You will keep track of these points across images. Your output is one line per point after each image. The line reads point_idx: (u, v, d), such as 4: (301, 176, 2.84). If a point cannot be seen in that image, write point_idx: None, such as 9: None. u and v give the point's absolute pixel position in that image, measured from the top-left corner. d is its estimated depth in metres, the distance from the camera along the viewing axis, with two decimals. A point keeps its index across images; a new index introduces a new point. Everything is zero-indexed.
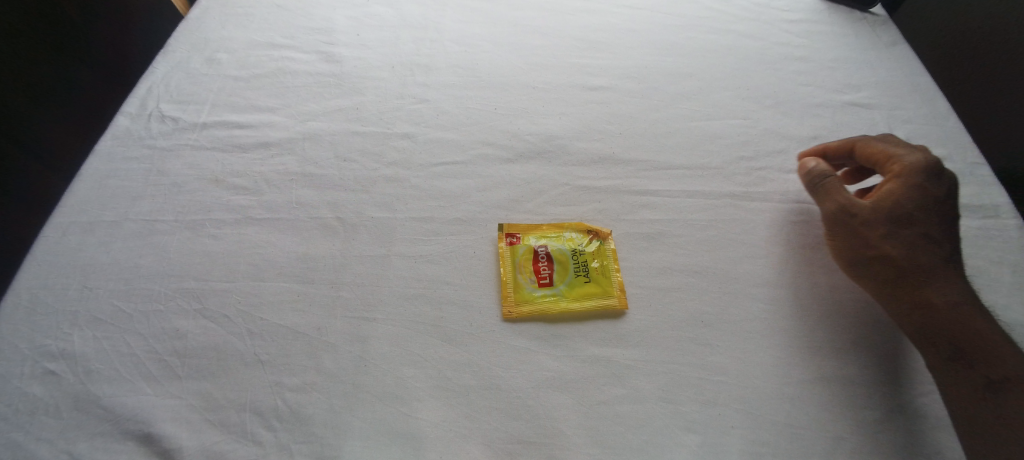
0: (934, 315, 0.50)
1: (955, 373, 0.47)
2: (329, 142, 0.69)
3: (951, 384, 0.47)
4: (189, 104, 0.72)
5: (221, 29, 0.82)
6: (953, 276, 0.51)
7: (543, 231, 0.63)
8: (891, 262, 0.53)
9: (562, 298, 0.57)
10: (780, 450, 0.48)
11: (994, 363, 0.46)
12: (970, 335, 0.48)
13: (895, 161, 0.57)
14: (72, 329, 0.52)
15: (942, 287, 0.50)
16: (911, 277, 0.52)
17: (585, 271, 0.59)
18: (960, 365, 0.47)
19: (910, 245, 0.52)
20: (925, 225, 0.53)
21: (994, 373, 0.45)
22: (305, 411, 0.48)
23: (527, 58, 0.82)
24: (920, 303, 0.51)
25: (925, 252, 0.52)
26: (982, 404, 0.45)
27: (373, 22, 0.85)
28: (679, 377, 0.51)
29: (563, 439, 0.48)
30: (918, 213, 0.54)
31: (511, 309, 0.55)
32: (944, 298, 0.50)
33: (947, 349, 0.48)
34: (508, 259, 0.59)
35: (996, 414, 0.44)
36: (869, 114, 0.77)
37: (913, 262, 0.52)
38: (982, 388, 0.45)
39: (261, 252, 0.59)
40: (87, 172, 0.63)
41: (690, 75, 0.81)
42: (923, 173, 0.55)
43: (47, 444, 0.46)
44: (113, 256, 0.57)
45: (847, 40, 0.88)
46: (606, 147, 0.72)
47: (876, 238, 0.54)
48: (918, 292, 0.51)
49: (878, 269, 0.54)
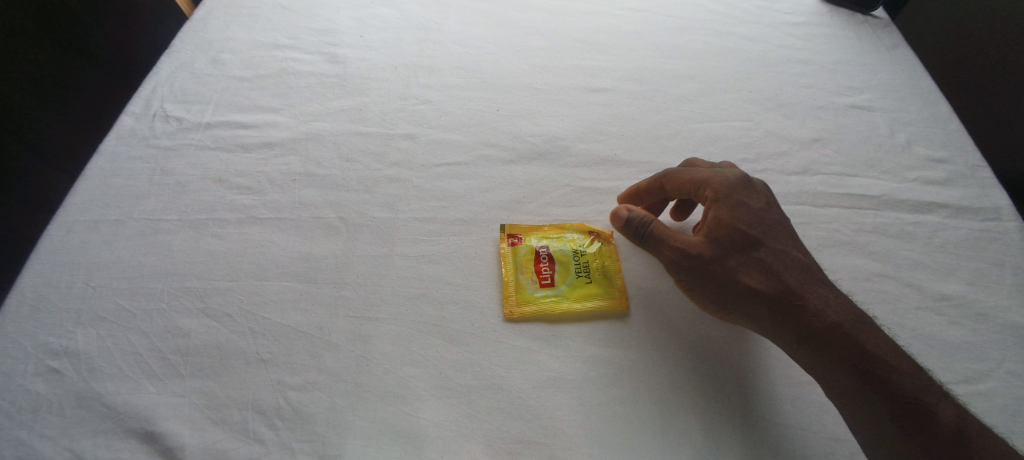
0: (821, 347, 0.48)
1: (862, 407, 0.46)
2: (332, 143, 0.70)
3: (863, 418, 0.46)
4: (193, 104, 0.72)
5: (225, 29, 0.83)
6: (820, 295, 0.50)
7: (544, 232, 0.63)
8: (762, 297, 0.51)
9: (563, 298, 0.57)
10: (781, 451, 0.48)
11: (890, 384, 0.45)
12: (854, 360, 0.46)
13: (706, 188, 0.56)
14: (76, 327, 0.52)
15: (817, 313, 0.49)
16: (785, 308, 0.50)
17: (586, 272, 0.59)
18: (861, 397, 0.46)
19: (769, 275, 0.51)
20: (774, 248, 0.53)
21: (897, 398, 0.44)
22: (307, 410, 0.48)
23: (529, 59, 0.82)
24: (806, 336, 0.49)
25: (786, 277, 0.51)
26: (902, 437, 0.44)
27: (376, 23, 0.86)
28: (678, 378, 0.52)
29: (564, 438, 0.48)
30: (763, 236, 0.53)
31: (513, 310, 0.55)
32: (824, 325, 0.48)
33: (844, 381, 0.47)
34: (509, 259, 0.60)
35: (918, 445, 0.43)
36: (871, 117, 0.77)
37: (784, 292, 0.50)
38: (894, 411, 0.44)
39: (264, 251, 0.59)
40: (92, 171, 0.64)
41: (692, 77, 0.82)
42: (737, 193, 0.55)
43: (51, 441, 0.46)
44: (117, 254, 0.58)
45: (848, 43, 0.89)
46: (608, 148, 0.72)
47: (733, 273, 0.52)
48: (797, 323, 0.49)
49: (746, 308, 0.52)
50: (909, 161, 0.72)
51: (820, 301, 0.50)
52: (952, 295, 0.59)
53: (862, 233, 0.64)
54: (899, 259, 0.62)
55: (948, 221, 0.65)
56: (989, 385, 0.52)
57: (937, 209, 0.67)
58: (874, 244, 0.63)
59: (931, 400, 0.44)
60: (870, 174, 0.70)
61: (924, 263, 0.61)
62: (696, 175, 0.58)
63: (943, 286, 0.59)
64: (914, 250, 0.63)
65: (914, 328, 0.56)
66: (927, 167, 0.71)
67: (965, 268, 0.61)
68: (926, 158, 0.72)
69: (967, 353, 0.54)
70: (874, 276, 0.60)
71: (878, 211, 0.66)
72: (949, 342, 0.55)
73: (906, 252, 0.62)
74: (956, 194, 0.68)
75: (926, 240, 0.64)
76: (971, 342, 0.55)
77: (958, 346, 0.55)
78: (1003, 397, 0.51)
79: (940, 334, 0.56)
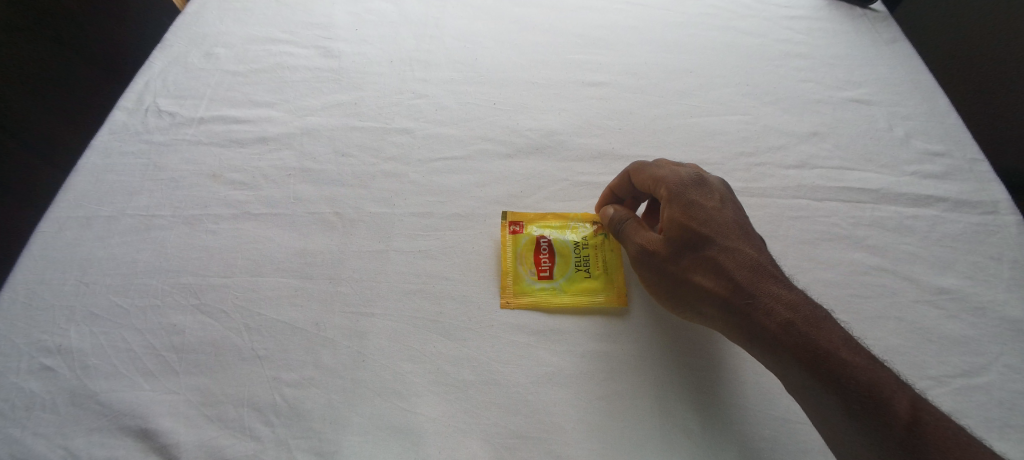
0: (772, 346, 0.46)
1: (819, 407, 0.43)
2: (328, 138, 0.69)
3: (822, 418, 0.43)
4: (187, 99, 0.71)
5: (219, 24, 0.82)
6: (773, 292, 0.47)
7: (547, 221, 0.63)
8: (711, 296, 0.49)
9: (561, 291, 0.57)
10: (782, 445, 0.48)
11: (845, 383, 0.42)
12: (807, 358, 0.44)
13: (662, 187, 0.54)
14: (69, 324, 0.52)
15: (767, 311, 0.47)
16: (735, 307, 0.48)
17: (586, 266, 0.59)
18: (818, 396, 0.43)
19: (719, 273, 0.49)
20: (726, 244, 0.50)
21: (853, 398, 0.41)
22: (304, 406, 0.48)
23: (528, 54, 0.82)
24: (758, 335, 0.47)
25: (738, 275, 0.49)
26: (859, 437, 0.41)
27: (372, 17, 0.85)
28: (676, 373, 0.51)
29: (563, 434, 0.47)
30: (712, 233, 0.51)
31: (510, 300, 0.56)
32: (775, 323, 0.46)
33: (798, 380, 0.44)
34: (510, 248, 0.59)
35: (876, 446, 0.40)
36: (869, 110, 0.77)
37: (734, 291, 0.48)
38: (854, 406, 0.41)
39: (259, 247, 0.58)
40: (84, 167, 0.63)
41: (691, 71, 0.81)
42: (689, 190, 0.53)
43: (45, 439, 0.46)
44: (110, 251, 0.57)
45: (848, 36, 0.88)
46: (605, 143, 0.71)
47: (684, 272, 0.51)
48: (749, 322, 0.47)
49: (700, 307, 0.51)
50: (907, 154, 0.71)
51: (774, 297, 0.47)
52: (950, 289, 0.58)
53: (860, 227, 0.64)
54: (897, 253, 0.62)
55: (946, 215, 0.65)
56: (985, 378, 0.52)
57: (935, 203, 0.66)
58: (872, 238, 0.63)
59: (890, 395, 0.41)
60: (868, 168, 0.70)
61: (921, 256, 0.61)
62: (656, 171, 0.56)
63: (941, 280, 0.59)
64: (912, 244, 0.62)
65: (912, 321, 0.56)
66: (925, 160, 0.71)
67: (963, 262, 0.61)
68: (925, 152, 0.72)
69: (965, 347, 0.54)
70: (872, 270, 0.60)
71: (876, 205, 0.66)
72: (947, 335, 0.55)
73: (904, 245, 0.62)
74: (954, 188, 0.68)
75: (924, 234, 0.63)
76: (968, 335, 0.55)
77: (956, 340, 0.55)
78: (1001, 391, 0.51)
79: (938, 328, 0.56)
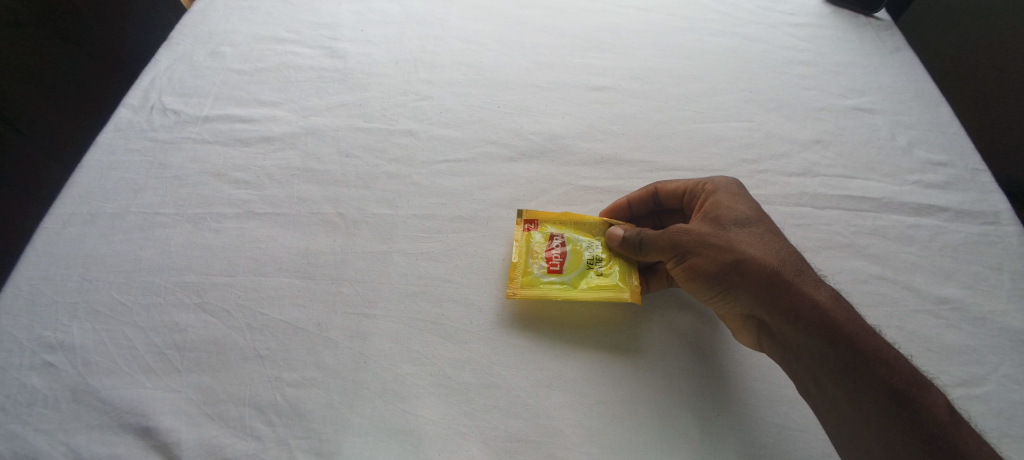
0: (822, 317, 0.45)
1: (859, 387, 0.42)
2: (332, 138, 0.69)
3: (859, 401, 0.42)
4: (192, 97, 0.72)
5: (226, 22, 0.82)
6: (815, 273, 0.49)
7: (564, 221, 0.61)
8: (761, 264, 0.48)
9: (570, 287, 0.56)
10: (780, 452, 0.48)
11: (888, 364, 0.43)
12: (855, 332, 0.44)
13: (705, 181, 0.57)
14: (71, 320, 0.52)
15: (815, 286, 0.47)
16: (786, 276, 0.47)
17: (598, 264, 0.57)
18: (861, 374, 0.43)
19: (766, 247, 0.50)
20: (769, 227, 0.52)
21: (896, 379, 0.42)
22: (304, 406, 0.48)
23: (532, 57, 0.82)
24: (806, 306, 0.46)
25: (784, 252, 0.50)
26: (900, 420, 0.40)
27: (378, 17, 0.85)
28: (678, 378, 0.52)
29: (562, 438, 0.47)
30: (758, 215, 0.53)
31: (516, 291, 0.55)
32: (824, 297, 0.46)
33: (845, 355, 0.43)
34: (522, 243, 0.59)
35: (919, 431, 0.40)
36: (872, 119, 0.77)
37: (783, 264, 0.48)
38: (897, 390, 0.42)
39: (261, 246, 0.59)
40: (89, 164, 0.63)
41: (694, 77, 0.81)
42: (734, 186, 0.56)
43: (46, 435, 0.46)
44: (113, 248, 0.57)
45: (851, 44, 0.88)
46: (608, 147, 0.71)
47: (732, 241, 0.50)
48: (798, 293, 0.46)
49: (744, 276, 0.48)
50: (910, 163, 0.72)
51: (820, 280, 0.48)
52: (950, 298, 0.59)
53: (861, 236, 0.64)
54: (897, 262, 0.62)
55: (947, 225, 0.65)
56: (985, 389, 0.52)
57: (936, 213, 0.67)
58: (873, 247, 0.63)
59: (924, 384, 0.42)
60: (871, 176, 0.70)
61: (922, 266, 0.61)
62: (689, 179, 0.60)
63: (942, 289, 0.59)
64: (913, 253, 0.63)
65: (911, 330, 0.56)
66: (927, 170, 0.71)
67: (964, 272, 0.61)
68: (927, 161, 0.72)
69: (965, 357, 0.54)
70: (873, 279, 0.60)
71: (878, 214, 0.66)
72: (947, 345, 0.55)
73: (905, 255, 0.62)
74: (956, 198, 0.68)
75: (925, 243, 0.64)
76: (968, 345, 0.55)
77: (957, 350, 0.55)
78: (1001, 401, 0.51)
79: (939, 338, 0.56)
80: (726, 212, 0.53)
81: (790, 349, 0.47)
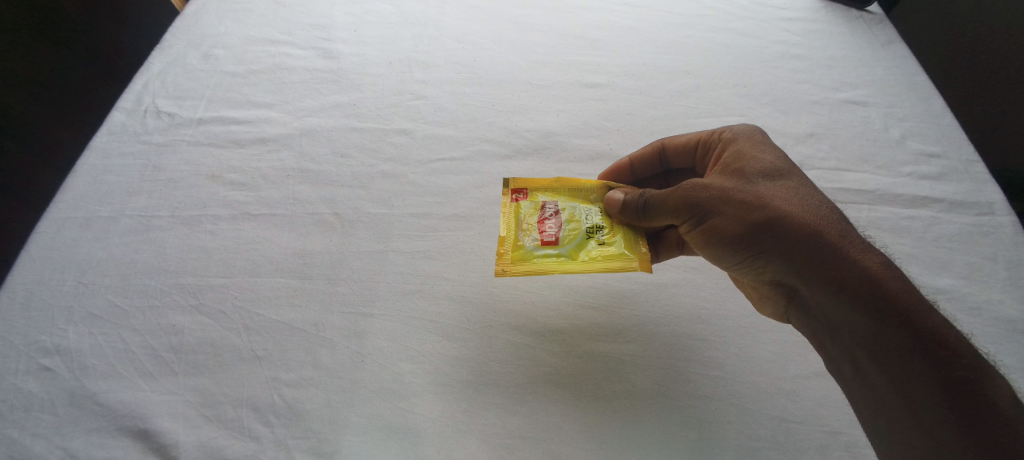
0: (867, 285, 0.43)
1: (905, 371, 0.40)
2: (327, 138, 0.69)
3: (905, 389, 0.40)
4: (185, 99, 0.72)
5: (219, 24, 0.82)
6: (860, 237, 0.47)
7: (557, 189, 0.59)
8: (799, 224, 0.46)
9: (567, 259, 0.53)
10: (778, 444, 0.48)
11: (937, 338, 0.40)
12: (909, 305, 0.42)
13: (728, 133, 0.57)
14: (68, 324, 0.52)
15: (861, 252, 0.45)
16: (827, 238, 0.46)
17: (599, 233, 0.55)
18: (914, 356, 0.40)
19: (802, 204, 0.48)
20: (805, 185, 0.50)
21: (954, 365, 0.39)
22: (303, 406, 0.48)
23: (526, 55, 0.82)
24: (846, 268, 0.44)
25: (822, 210, 0.48)
26: (954, 410, 0.38)
27: (371, 18, 0.85)
28: (676, 372, 0.52)
29: (562, 434, 0.48)
30: (790, 171, 0.51)
31: (506, 268, 0.53)
32: (874, 264, 0.44)
33: (895, 332, 0.41)
34: (513, 215, 0.57)
35: (976, 426, 0.37)
36: (865, 112, 0.77)
37: (820, 221, 0.47)
38: (948, 373, 0.39)
39: (259, 247, 0.59)
40: (83, 168, 0.63)
41: (688, 72, 0.82)
42: (759, 137, 0.56)
43: (44, 440, 0.46)
44: (109, 252, 0.57)
45: (844, 38, 0.88)
46: (603, 144, 0.72)
47: (765, 198, 0.48)
48: (837, 255, 0.45)
49: (779, 238, 0.46)
50: (904, 155, 0.72)
51: (859, 238, 0.47)
52: (945, 289, 0.59)
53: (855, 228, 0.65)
54: (893, 253, 0.62)
55: (942, 216, 0.66)
56: None
57: (931, 204, 0.67)
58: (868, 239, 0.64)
59: (984, 371, 0.39)
60: (865, 168, 0.71)
61: (918, 257, 0.62)
62: (709, 131, 0.60)
63: (937, 280, 0.60)
64: (908, 244, 0.63)
65: None
66: (922, 161, 0.71)
67: (959, 262, 0.61)
68: (921, 153, 0.72)
69: None
70: None
71: (872, 205, 0.67)
72: None
73: (899, 245, 0.63)
74: (950, 189, 0.69)
75: (921, 234, 0.64)
76: (965, 334, 0.55)
77: None
78: None
79: None
80: (755, 165, 0.51)
81: (826, 321, 0.46)
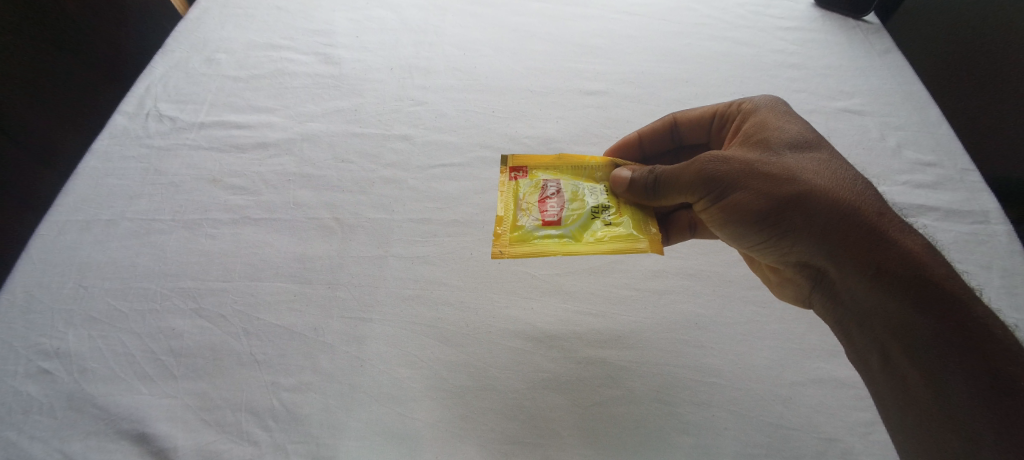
0: (897, 263, 0.42)
1: (932, 357, 0.39)
2: (327, 143, 0.70)
3: (931, 374, 0.39)
4: (187, 104, 0.72)
5: (222, 29, 0.82)
6: (892, 214, 0.46)
7: (559, 168, 0.60)
8: (827, 200, 0.46)
9: (570, 239, 0.54)
10: (775, 451, 0.48)
11: (971, 320, 0.39)
12: (949, 288, 0.40)
13: (750, 107, 0.57)
14: (67, 327, 0.52)
15: (897, 232, 0.44)
16: (860, 215, 0.45)
17: (604, 213, 0.56)
18: (943, 339, 0.39)
19: (830, 180, 0.47)
20: (832, 160, 0.50)
21: (987, 350, 0.38)
22: (302, 411, 0.48)
23: (525, 63, 0.83)
24: (876, 246, 0.43)
25: (851, 185, 0.47)
26: (984, 397, 0.37)
27: (374, 24, 0.86)
28: (673, 380, 0.52)
29: (557, 439, 0.48)
30: (817, 147, 0.51)
31: (503, 249, 0.54)
32: (904, 243, 0.43)
33: (924, 313, 0.40)
34: (513, 194, 0.58)
35: (1009, 415, 0.36)
36: (861, 120, 0.78)
37: (849, 197, 0.46)
38: (983, 358, 0.38)
39: (259, 252, 0.59)
40: (84, 170, 0.63)
41: (687, 80, 0.82)
42: (783, 113, 0.56)
43: (41, 443, 0.46)
44: (110, 255, 0.57)
45: (841, 47, 0.89)
46: (602, 150, 0.72)
47: (791, 173, 0.47)
48: (867, 232, 0.44)
49: (807, 214, 0.46)
50: (900, 165, 0.73)
51: (891, 213, 0.46)
52: None
53: None
54: None
55: (937, 224, 0.66)
56: None
57: (926, 212, 0.68)
58: None
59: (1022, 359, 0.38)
60: None
61: None
62: (727, 104, 0.61)
63: None
64: None
65: None
66: (917, 170, 0.72)
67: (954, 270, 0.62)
68: (916, 162, 0.73)
69: None
70: None
71: None
72: None
73: None
74: (945, 197, 0.69)
75: None
76: None
77: None
78: None
79: None
80: (780, 139, 0.51)
81: (853, 299, 0.45)
